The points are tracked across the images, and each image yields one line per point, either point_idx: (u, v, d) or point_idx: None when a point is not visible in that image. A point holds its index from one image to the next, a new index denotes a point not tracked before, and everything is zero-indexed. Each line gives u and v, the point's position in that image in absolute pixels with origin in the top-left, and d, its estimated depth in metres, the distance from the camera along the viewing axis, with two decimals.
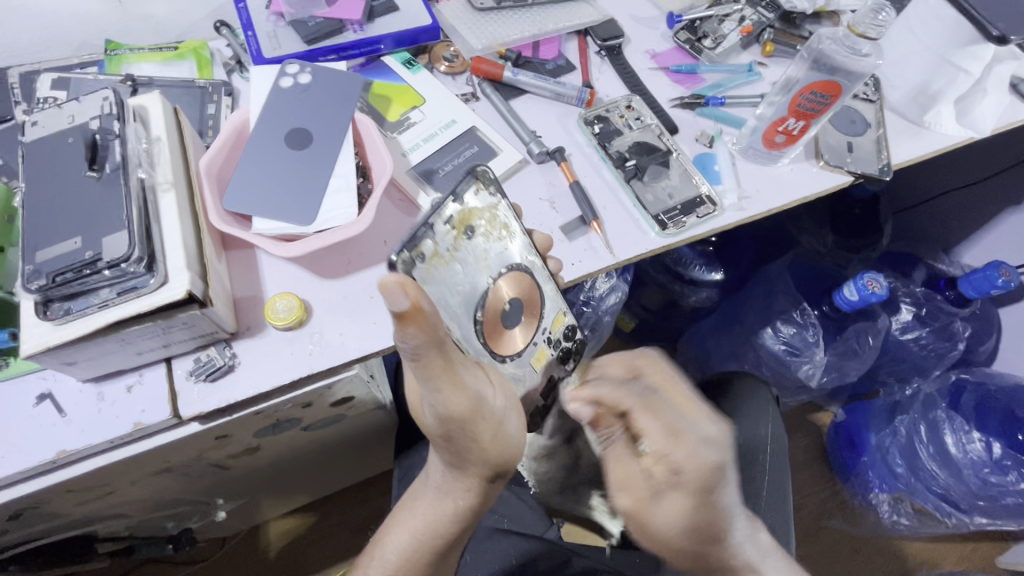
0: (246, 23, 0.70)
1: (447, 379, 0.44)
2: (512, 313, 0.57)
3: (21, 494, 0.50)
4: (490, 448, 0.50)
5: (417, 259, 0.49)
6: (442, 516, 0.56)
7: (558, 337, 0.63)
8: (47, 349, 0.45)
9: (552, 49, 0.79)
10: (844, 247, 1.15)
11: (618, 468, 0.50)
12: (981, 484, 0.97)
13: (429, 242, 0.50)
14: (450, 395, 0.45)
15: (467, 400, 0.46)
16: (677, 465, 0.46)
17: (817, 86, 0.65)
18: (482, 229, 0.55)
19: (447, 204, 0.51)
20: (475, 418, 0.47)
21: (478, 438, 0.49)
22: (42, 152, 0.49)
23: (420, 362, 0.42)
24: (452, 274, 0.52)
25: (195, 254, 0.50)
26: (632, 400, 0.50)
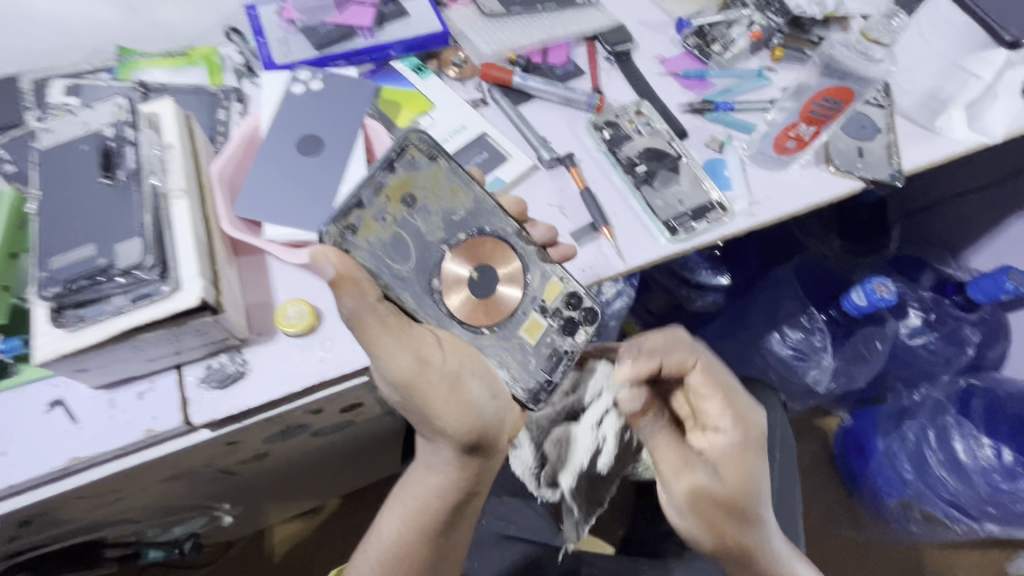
0: (256, 30, 0.71)
1: (376, 339, 0.49)
2: (478, 279, 0.56)
3: (33, 501, 0.50)
4: (449, 413, 0.52)
5: (349, 232, 0.53)
6: (431, 491, 0.57)
7: (558, 307, 0.57)
8: (61, 356, 0.45)
9: (561, 54, 0.79)
10: (851, 251, 1.13)
11: (653, 428, 0.59)
12: (991, 491, 0.98)
13: (361, 213, 0.53)
14: (388, 359, 0.49)
15: (411, 361, 0.49)
16: (728, 429, 0.55)
17: (828, 91, 0.71)
18: (422, 195, 0.56)
19: (378, 173, 0.54)
20: (420, 379, 0.50)
21: (431, 400, 0.51)
22: (56, 160, 0.49)
23: (358, 323, 0.48)
24: (393, 241, 0.54)
25: (208, 260, 0.50)
26: (696, 373, 0.55)
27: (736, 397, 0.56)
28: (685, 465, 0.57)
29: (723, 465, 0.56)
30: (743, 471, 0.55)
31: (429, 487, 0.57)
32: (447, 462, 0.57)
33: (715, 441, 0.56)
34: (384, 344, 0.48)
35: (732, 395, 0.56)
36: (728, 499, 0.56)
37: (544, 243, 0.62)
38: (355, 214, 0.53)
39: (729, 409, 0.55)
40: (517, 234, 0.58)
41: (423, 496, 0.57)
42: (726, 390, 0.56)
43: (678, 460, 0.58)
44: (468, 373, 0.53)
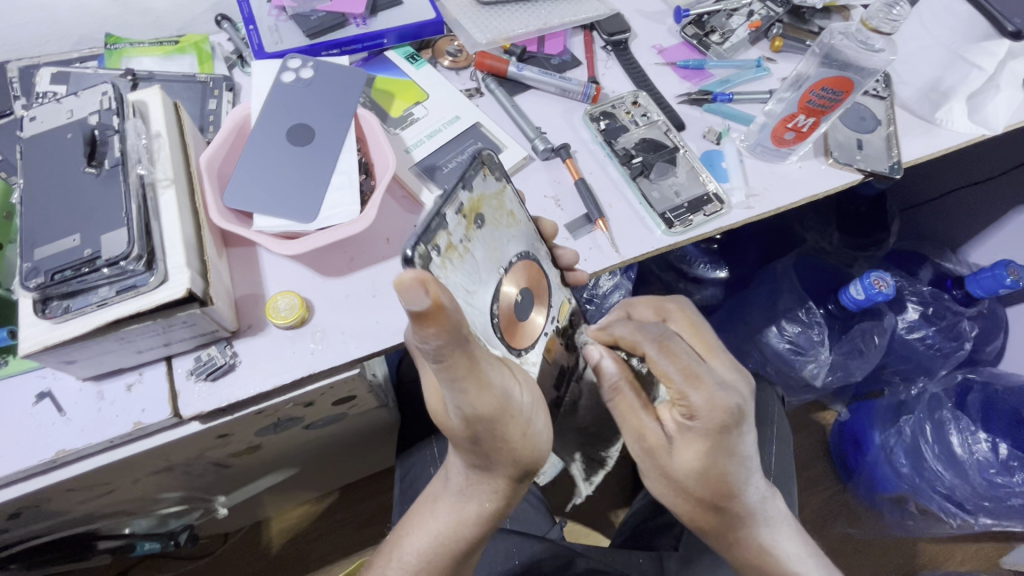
0: (247, 17, 0.69)
1: (469, 380, 0.42)
2: (523, 305, 0.55)
3: (20, 493, 0.50)
4: (521, 445, 0.50)
5: (433, 251, 0.45)
6: (466, 520, 0.56)
7: (565, 324, 0.61)
8: (45, 348, 0.45)
9: (558, 44, 0.78)
10: (850, 245, 1.14)
11: (630, 417, 0.54)
12: (986, 485, 0.97)
13: (444, 234, 0.47)
14: (478, 399, 0.43)
15: (494, 400, 0.44)
16: (691, 416, 0.50)
17: (828, 82, 0.63)
18: (490, 217, 0.52)
19: (458, 191, 0.48)
20: (502, 415, 0.45)
21: (505, 436, 0.48)
22: (40, 148, 0.49)
23: (445, 364, 0.39)
24: (470, 264, 0.49)
25: (196, 251, 0.50)
26: (651, 343, 0.50)
27: (706, 378, 0.49)
28: (648, 432, 0.53)
29: (682, 446, 0.52)
30: (706, 457, 0.51)
31: (470, 512, 0.56)
32: (494, 488, 0.54)
33: (678, 422, 0.52)
34: (481, 381, 0.43)
35: (702, 376, 0.49)
36: (702, 489, 0.53)
37: (567, 268, 0.61)
38: (433, 230, 0.45)
39: (697, 388, 0.48)
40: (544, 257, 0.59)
41: (464, 520, 0.56)
42: (688, 372, 0.49)
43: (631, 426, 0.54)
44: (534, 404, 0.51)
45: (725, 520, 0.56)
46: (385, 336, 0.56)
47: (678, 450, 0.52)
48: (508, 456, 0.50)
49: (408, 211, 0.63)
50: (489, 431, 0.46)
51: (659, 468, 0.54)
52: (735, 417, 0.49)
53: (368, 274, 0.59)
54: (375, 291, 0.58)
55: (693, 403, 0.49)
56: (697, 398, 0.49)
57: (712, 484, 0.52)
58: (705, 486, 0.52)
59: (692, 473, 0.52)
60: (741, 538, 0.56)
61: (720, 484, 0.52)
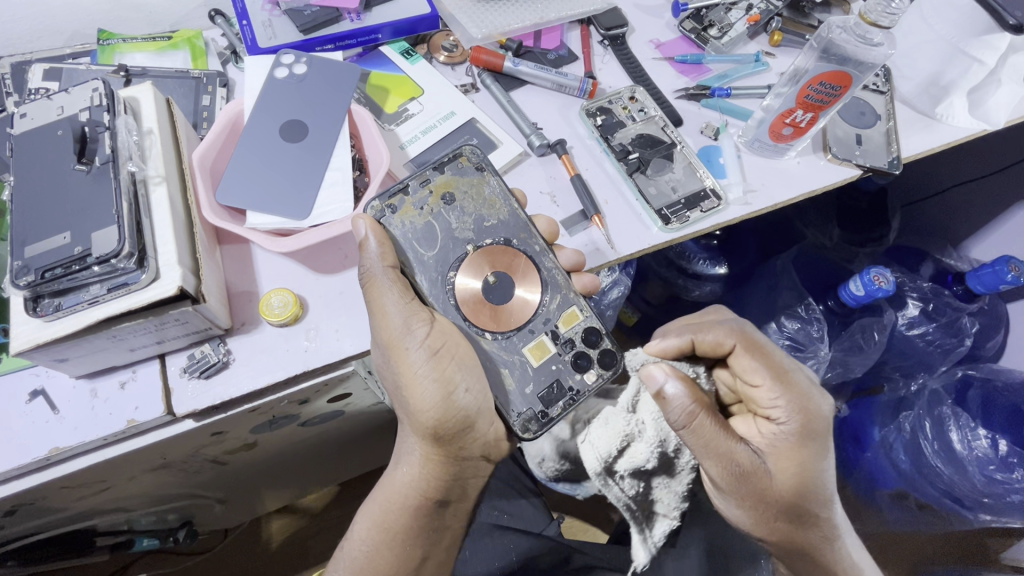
0: (240, 12, 0.69)
1: (376, 301, 0.51)
2: (495, 288, 0.55)
3: (15, 490, 0.50)
4: (429, 392, 0.51)
5: (389, 210, 0.56)
6: (393, 486, 0.56)
7: (575, 341, 0.55)
8: (37, 347, 0.45)
9: (554, 39, 0.77)
10: (849, 241, 1.12)
11: (719, 444, 0.51)
12: (986, 481, 0.95)
13: (405, 198, 0.56)
14: (380, 322, 0.51)
15: (390, 325, 0.50)
16: (786, 417, 0.53)
17: (825, 77, 0.62)
18: (461, 197, 0.57)
19: (428, 170, 0.57)
20: (397, 346, 0.50)
21: (403, 371, 0.51)
22: (31, 145, 0.48)
23: (371, 283, 0.51)
24: (425, 229, 0.56)
25: (188, 249, 0.49)
26: (739, 342, 0.56)
27: (792, 377, 0.55)
28: (740, 455, 0.51)
29: (778, 457, 0.53)
30: (805, 462, 0.53)
31: (394, 486, 0.56)
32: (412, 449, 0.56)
33: (766, 430, 0.54)
34: (383, 303, 0.51)
35: (788, 375, 0.55)
36: (801, 497, 0.53)
37: (569, 268, 0.61)
38: (399, 200, 0.56)
39: (786, 387, 0.54)
40: (537, 253, 0.56)
41: (389, 495, 0.56)
42: (776, 371, 0.55)
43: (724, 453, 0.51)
44: (450, 355, 0.52)
45: (817, 531, 0.55)
46: None
47: (776, 462, 0.53)
48: (417, 405, 0.52)
49: None
50: (393, 360, 0.51)
51: (754, 490, 0.52)
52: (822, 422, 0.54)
53: None
54: None
55: (786, 401, 0.53)
56: (792, 396, 0.54)
57: (812, 489, 0.53)
58: (802, 494, 0.53)
59: (790, 483, 0.53)
60: (826, 552, 0.55)
61: (816, 489, 0.53)
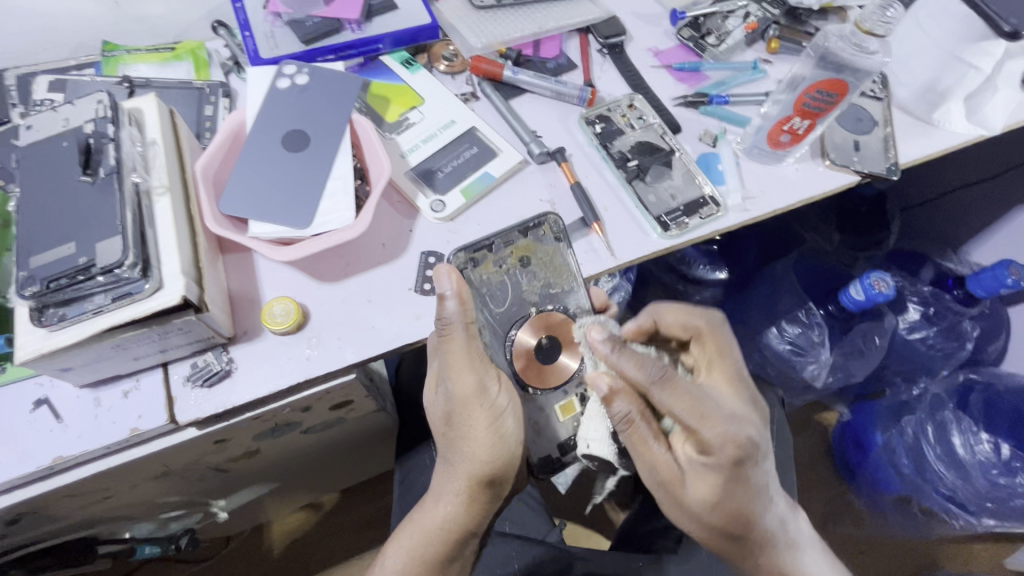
0: (243, 23, 0.70)
1: (455, 358, 0.51)
2: (548, 349, 0.58)
3: (18, 499, 0.50)
4: (484, 438, 0.52)
5: (470, 263, 0.60)
6: (432, 523, 0.57)
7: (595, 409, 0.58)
8: (41, 356, 0.45)
9: (554, 47, 0.78)
10: (850, 245, 1.14)
11: (645, 451, 0.52)
12: (989, 486, 0.97)
13: (488, 256, 0.60)
14: (458, 377, 0.51)
15: (471, 382, 0.51)
16: (712, 452, 0.49)
17: (822, 85, 0.63)
18: (535, 263, 0.61)
19: (514, 232, 0.61)
20: (471, 400, 0.52)
21: (472, 423, 0.52)
22: (37, 156, 0.49)
23: (446, 336, 0.51)
24: (498, 286, 0.60)
25: (191, 258, 0.50)
26: (654, 385, 0.48)
27: (714, 414, 0.48)
28: (663, 463, 0.52)
29: (699, 482, 0.51)
30: (724, 490, 0.50)
31: (431, 521, 0.57)
32: (454, 489, 0.56)
33: (692, 455, 0.51)
34: (461, 358, 0.51)
35: (710, 413, 0.48)
36: (720, 517, 0.52)
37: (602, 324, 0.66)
38: (484, 254, 0.60)
39: (709, 425, 0.48)
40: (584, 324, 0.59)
41: (427, 531, 0.57)
42: (699, 407, 0.48)
43: (642, 454, 0.52)
44: (512, 413, 0.53)
45: (746, 543, 0.55)
46: (382, 342, 0.57)
47: (693, 482, 0.51)
48: (473, 454, 0.53)
49: (404, 216, 0.63)
50: (465, 410, 0.52)
51: (670, 495, 0.53)
52: (749, 453, 0.49)
53: (363, 279, 0.59)
54: (371, 297, 0.58)
55: (703, 438, 0.48)
56: (709, 434, 0.48)
57: (730, 510, 0.51)
58: (718, 514, 0.52)
59: (705, 504, 0.51)
60: (762, 559, 0.55)
61: (739, 512, 0.52)
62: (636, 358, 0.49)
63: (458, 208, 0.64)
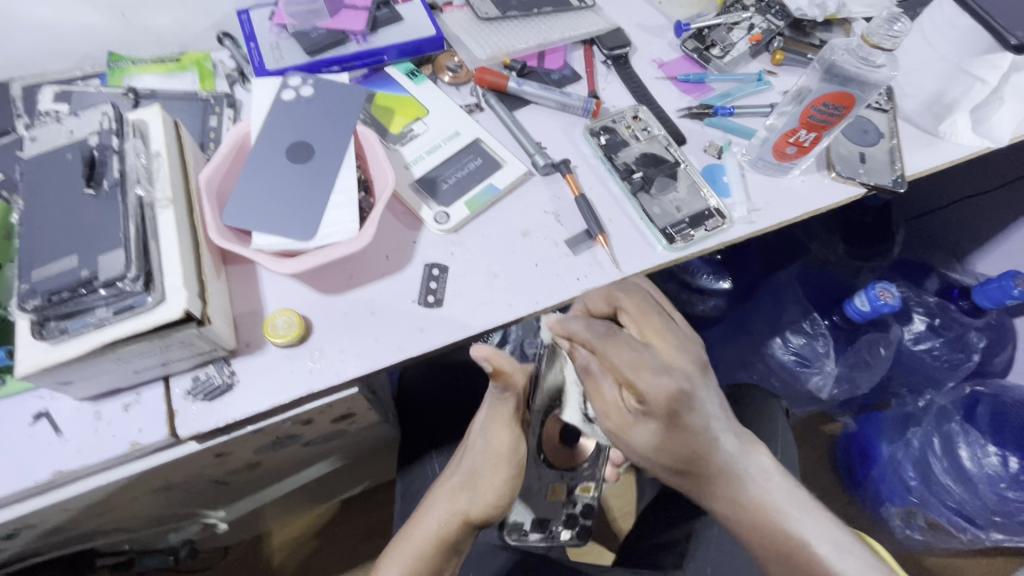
0: (249, 35, 0.70)
1: (501, 415, 0.61)
2: (572, 436, 0.73)
3: (17, 513, 0.49)
4: (503, 487, 0.59)
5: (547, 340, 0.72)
6: (427, 542, 0.57)
7: (578, 506, 0.74)
8: (42, 370, 0.44)
9: (558, 59, 0.78)
10: (853, 256, 1.13)
11: (596, 397, 0.56)
12: (998, 501, 0.98)
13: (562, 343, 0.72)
14: (498, 433, 0.60)
15: (509, 439, 0.60)
16: (649, 398, 0.51)
17: (829, 98, 0.62)
18: None
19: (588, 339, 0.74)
20: (507, 457, 0.60)
21: (499, 471, 0.59)
22: (40, 169, 0.49)
23: (501, 400, 0.60)
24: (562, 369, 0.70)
25: (193, 271, 0.49)
26: (598, 339, 0.53)
27: (648, 364, 0.51)
28: (612, 411, 0.55)
29: (639, 426, 0.54)
30: (663, 437, 0.52)
31: (423, 534, 0.58)
32: (448, 513, 0.58)
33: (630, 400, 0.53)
34: (505, 418, 0.61)
35: (645, 364, 0.51)
36: (670, 461, 0.54)
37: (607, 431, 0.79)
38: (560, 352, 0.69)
39: (641, 374, 0.51)
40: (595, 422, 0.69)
41: (420, 546, 0.57)
42: (637, 359, 0.51)
43: (601, 401, 0.56)
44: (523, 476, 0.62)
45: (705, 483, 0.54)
46: (386, 354, 0.56)
47: (636, 431, 0.54)
48: (481, 501, 0.58)
49: (407, 228, 0.63)
50: (490, 462, 0.60)
51: (618, 439, 0.57)
52: (685, 395, 0.51)
53: (367, 291, 0.59)
54: (373, 309, 0.58)
55: (640, 391, 0.51)
56: (643, 386, 0.51)
57: (677, 458, 0.53)
58: (663, 459, 0.54)
59: (649, 450, 0.54)
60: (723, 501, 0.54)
61: (686, 457, 0.53)
62: (585, 321, 0.54)
63: (462, 220, 0.64)
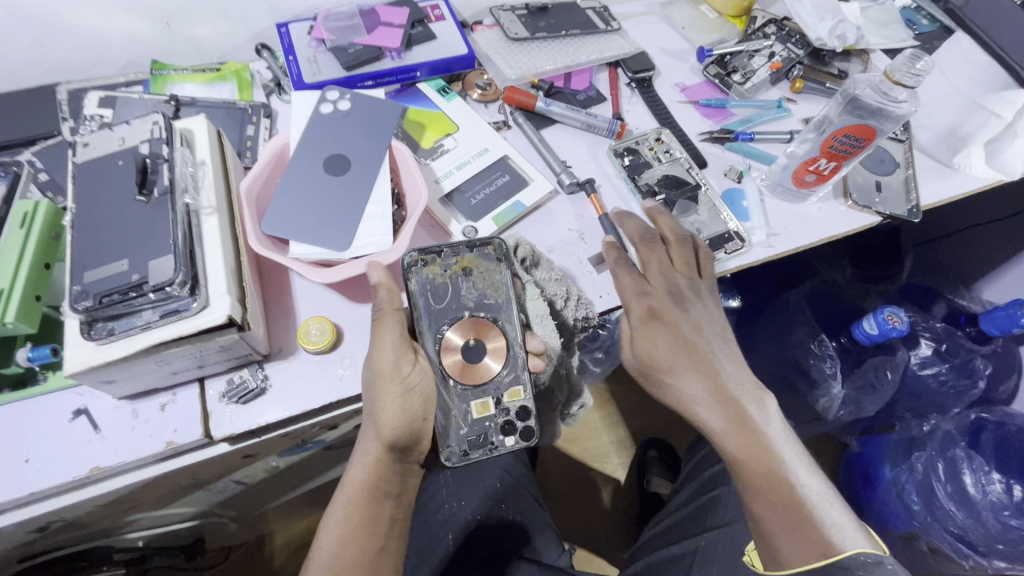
0: (288, 48, 0.72)
1: (381, 329, 0.52)
2: (476, 349, 0.56)
3: (54, 507, 0.51)
4: (393, 408, 0.50)
5: (421, 261, 0.58)
6: (356, 483, 0.51)
7: (511, 413, 0.55)
8: (89, 370, 0.46)
9: (584, 80, 0.80)
10: (861, 277, 1.15)
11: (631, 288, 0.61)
12: (1001, 528, 0.96)
13: (439, 262, 0.58)
14: (378, 351, 0.51)
15: (392, 357, 0.50)
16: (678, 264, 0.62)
17: (851, 129, 0.63)
18: (478, 275, 0.59)
19: (463, 246, 0.59)
20: (386, 375, 0.50)
21: (386, 394, 0.50)
22: (92, 174, 0.51)
23: (380, 318, 0.52)
24: (437, 287, 0.57)
25: (235, 277, 0.51)
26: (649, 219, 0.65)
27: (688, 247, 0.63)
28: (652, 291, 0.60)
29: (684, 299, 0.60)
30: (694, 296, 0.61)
31: (351, 476, 0.51)
32: (364, 449, 0.52)
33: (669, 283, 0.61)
34: (382, 336, 0.51)
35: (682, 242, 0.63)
36: (694, 343, 0.58)
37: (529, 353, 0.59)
38: (433, 258, 0.58)
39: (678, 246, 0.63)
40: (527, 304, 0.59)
41: (351, 491, 0.51)
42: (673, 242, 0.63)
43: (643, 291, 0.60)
44: (422, 391, 0.52)
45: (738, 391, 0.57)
46: None
47: (683, 303, 0.60)
48: (382, 424, 0.50)
49: (436, 241, 0.65)
50: (374, 385, 0.50)
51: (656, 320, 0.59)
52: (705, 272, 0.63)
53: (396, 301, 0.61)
54: None
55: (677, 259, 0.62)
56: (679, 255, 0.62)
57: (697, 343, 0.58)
58: (700, 333, 0.59)
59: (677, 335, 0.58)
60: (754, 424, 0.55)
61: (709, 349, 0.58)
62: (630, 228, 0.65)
63: (490, 235, 0.65)
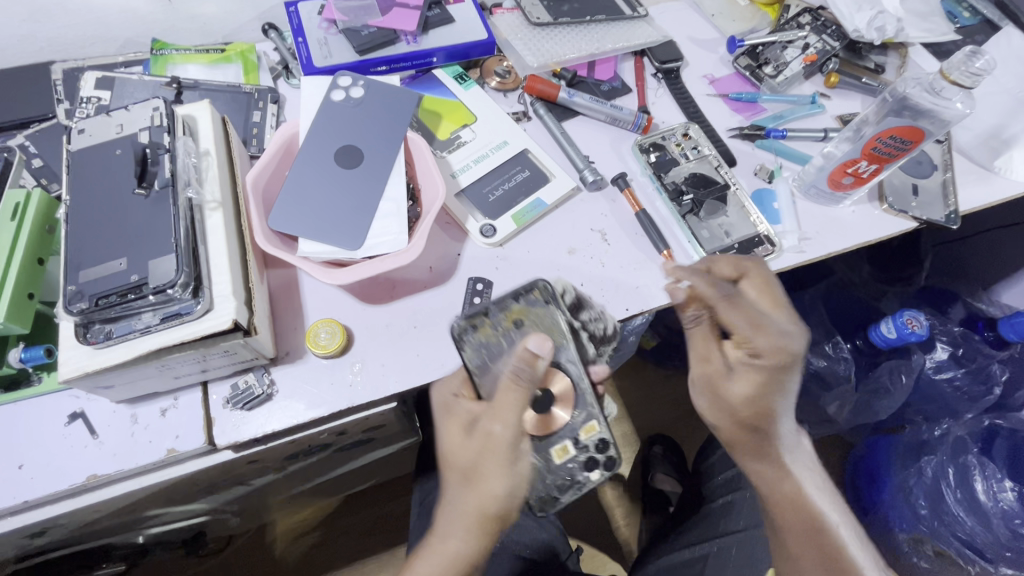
0: (297, 29, 0.68)
1: (499, 404, 0.50)
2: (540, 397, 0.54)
3: (49, 516, 0.48)
4: (508, 480, 0.49)
5: (470, 326, 0.54)
6: (450, 559, 0.49)
7: (593, 448, 0.54)
8: (86, 375, 0.43)
9: (608, 69, 0.76)
10: (879, 279, 1.12)
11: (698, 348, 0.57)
12: (1010, 535, 0.95)
13: (487, 320, 0.55)
14: (503, 422, 0.49)
15: (514, 429, 0.49)
16: (759, 351, 0.54)
17: (897, 131, 0.59)
18: (529, 323, 0.55)
19: (508, 299, 0.55)
20: (510, 448, 0.49)
21: (508, 467, 0.49)
22: (87, 163, 0.47)
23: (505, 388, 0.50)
24: (491, 344, 0.54)
25: (241, 278, 0.48)
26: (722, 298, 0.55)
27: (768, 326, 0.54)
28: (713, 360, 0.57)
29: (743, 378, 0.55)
30: (762, 389, 0.55)
31: (445, 552, 0.49)
32: (465, 526, 0.49)
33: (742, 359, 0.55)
34: (505, 406, 0.49)
35: (766, 324, 0.54)
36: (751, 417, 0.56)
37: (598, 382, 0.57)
38: (481, 320, 0.55)
39: (764, 332, 0.54)
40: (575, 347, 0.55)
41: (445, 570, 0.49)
42: (754, 319, 0.55)
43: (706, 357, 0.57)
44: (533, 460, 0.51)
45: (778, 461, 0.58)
46: (429, 370, 0.55)
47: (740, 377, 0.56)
48: (492, 496, 0.49)
49: (452, 240, 0.61)
50: (495, 458, 0.49)
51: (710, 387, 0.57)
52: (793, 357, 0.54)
53: (409, 304, 0.57)
54: (414, 323, 0.57)
55: (755, 345, 0.54)
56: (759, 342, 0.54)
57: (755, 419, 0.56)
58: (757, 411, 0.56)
59: (746, 400, 0.55)
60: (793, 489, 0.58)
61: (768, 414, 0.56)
62: (708, 278, 0.57)
63: (509, 234, 0.62)
